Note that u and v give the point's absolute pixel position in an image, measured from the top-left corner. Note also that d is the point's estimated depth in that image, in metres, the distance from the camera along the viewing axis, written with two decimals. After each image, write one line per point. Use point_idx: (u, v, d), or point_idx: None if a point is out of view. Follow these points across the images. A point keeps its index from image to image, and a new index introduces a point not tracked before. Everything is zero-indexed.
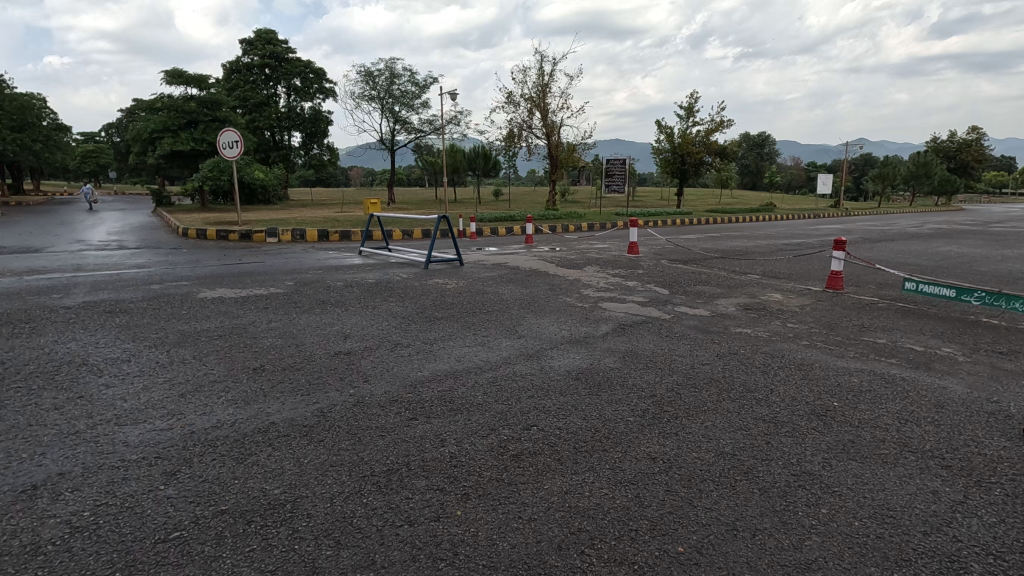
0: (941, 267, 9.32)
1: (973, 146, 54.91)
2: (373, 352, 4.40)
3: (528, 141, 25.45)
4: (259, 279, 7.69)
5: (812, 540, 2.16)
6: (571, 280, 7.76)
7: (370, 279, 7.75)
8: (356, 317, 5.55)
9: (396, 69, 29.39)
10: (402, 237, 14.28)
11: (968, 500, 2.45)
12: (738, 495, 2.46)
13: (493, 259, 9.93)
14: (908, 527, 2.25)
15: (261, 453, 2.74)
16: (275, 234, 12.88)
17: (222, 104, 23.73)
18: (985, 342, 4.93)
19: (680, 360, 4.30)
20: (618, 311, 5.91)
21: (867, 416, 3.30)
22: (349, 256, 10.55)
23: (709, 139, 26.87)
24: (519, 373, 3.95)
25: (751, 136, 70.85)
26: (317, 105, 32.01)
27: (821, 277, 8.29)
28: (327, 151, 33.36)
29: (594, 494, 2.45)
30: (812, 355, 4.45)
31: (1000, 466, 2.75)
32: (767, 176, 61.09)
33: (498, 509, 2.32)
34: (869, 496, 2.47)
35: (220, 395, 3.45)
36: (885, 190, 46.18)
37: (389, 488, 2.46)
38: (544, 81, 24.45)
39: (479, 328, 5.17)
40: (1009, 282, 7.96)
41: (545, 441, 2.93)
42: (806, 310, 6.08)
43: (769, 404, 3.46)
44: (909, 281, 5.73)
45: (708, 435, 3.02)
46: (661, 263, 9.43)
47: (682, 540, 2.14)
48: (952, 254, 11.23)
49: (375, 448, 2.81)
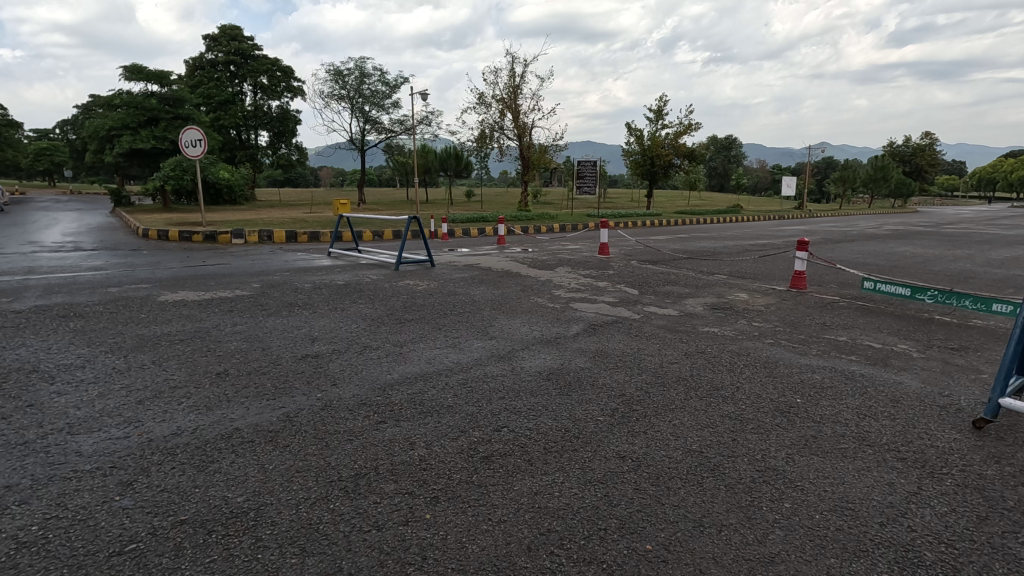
0: (899, 267, 9.66)
1: (927, 150, 57.31)
2: (343, 354, 4.34)
3: (500, 142, 25.47)
4: (223, 280, 7.51)
5: (776, 534, 2.21)
6: (543, 280, 7.82)
7: (339, 281, 7.63)
8: (325, 319, 5.45)
9: (366, 68, 29.08)
10: (373, 237, 14.11)
11: (922, 491, 2.54)
12: (704, 492, 2.50)
13: (464, 261, 9.90)
14: (866, 519, 2.32)
15: (224, 460, 2.67)
16: (241, 235, 12.58)
17: (185, 101, 23.06)
18: (938, 338, 5.13)
19: (649, 359, 4.35)
20: (589, 311, 5.96)
21: (828, 412, 3.39)
22: (317, 257, 10.37)
23: (678, 142, 27.34)
24: (490, 375, 3.94)
25: (718, 140, 72.78)
26: (285, 103, 31.40)
27: (785, 277, 8.49)
28: (295, 151, 32.77)
29: (564, 494, 2.45)
30: (777, 353, 4.56)
31: (951, 458, 2.86)
32: (734, 178, 62.70)
33: (468, 511, 2.31)
34: (830, 490, 2.54)
35: (180, 402, 3.34)
36: (846, 193, 47.75)
37: (357, 493, 2.42)
38: (516, 83, 24.55)
39: (451, 330, 5.15)
40: (962, 282, 8.28)
41: (515, 442, 2.93)
42: (771, 309, 6.22)
43: (734, 401, 3.54)
44: (867, 281, 5.93)
45: (677, 433, 3.07)
46: (632, 263, 9.55)
47: (650, 538, 2.16)
48: (909, 255, 11.65)
49: (342, 452, 2.77)
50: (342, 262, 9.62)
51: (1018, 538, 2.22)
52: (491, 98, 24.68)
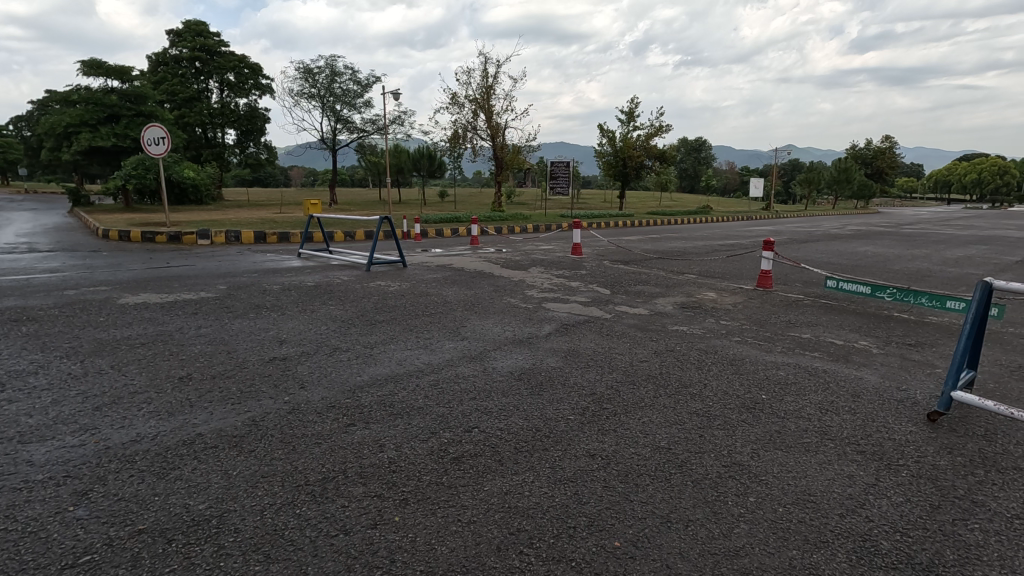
0: (859, 266, 10.00)
1: (887, 153, 59.38)
2: (311, 357, 4.27)
3: (473, 142, 25.41)
4: (187, 282, 7.31)
5: (740, 528, 2.26)
6: (515, 281, 7.84)
7: (309, 282, 7.50)
8: (294, 321, 5.35)
9: (337, 67, 28.68)
10: (344, 238, 13.94)
11: (880, 482, 2.63)
12: (672, 488, 2.54)
13: (437, 261, 9.85)
14: (827, 511, 2.39)
15: (186, 467, 2.60)
16: (207, 236, 12.28)
17: (148, 97, 22.38)
18: (897, 335, 5.31)
19: (620, 358, 4.39)
20: (561, 311, 6.00)
21: (792, 407, 3.48)
22: (286, 257, 10.19)
23: (649, 143, 27.73)
24: (461, 376, 3.92)
25: (688, 142, 74.20)
26: (253, 101, 30.75)
27: (753, 277, 8.67)
28: (264, 150, 32.15)
29: (534, 493, 2.46)
30: (743, 351, 4.67)
31: (907, 449, 2.97)
32: (705, 180, 63.96)
33: (437, 513, 2.30)
34: (793, 483, 2.60)
35: (140, 408, 3.23)
36: (811, 194, 49.12)
37: (325, 497, 2.38)
38: (488, 83, 24.55)
39: (423, 331, 5.12)
40: (920, 280, 8.59)
41: (486, 442, 2.93)
42: (738, 308, 6.37)
43: (702, 398, 3.60)
44: (830, 279, 6.09)
45: (646, 430, 3.11)
46: (604, 263, 9.67)
47: (618, 535, 2.18)
48: (869, 254, 12.07)
49: (310, 457, 2.72)
50: (312, 263, 9.47)
51: (968, 525, 2.31)
52: (464, 98, 24.63)
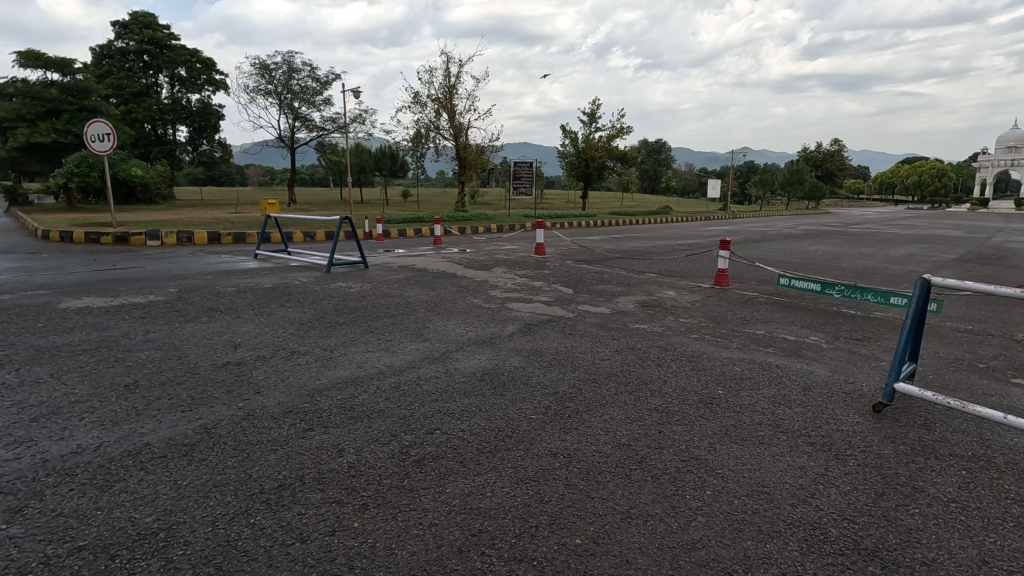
0: (811, 264, 10.38)
1: (836, 156, 61.83)
2: (267, 361, 4.15)
3: (436, 142, 25.23)
4: (134, 285, 7.00)
5: (698, 521, 2.30)
6: (479, 281, 7.82)
7: (265, 284, 7.29)
8: (249, 325, 5.18)
9: (295, 63, 28.00)
10: (304, 238, 13.63)
11: (829, 472, 2.73)
12: (632, 484, 2.58)
13: (399, 262, 9.74)
14: (779, 501, 2.47)
15: (131, 479, 2.48)
16: (157, 237, 11.79)
17: (92, 92, 21.33)
18: (845, 330, 5.54)
19: (581, 357, 4.43)
20: (524, 311, 6.02)
21: (747, 401, 3.59)
22: (242, 259, 9.88)
23: (611, 145, 28.11)
24: (423, 377, 3.88)
25: (648, 144, 75.86)
26: (206, 97, 29.72)
27: (710, 275, 8.89)
28: (218, 147, 31.14)
29: (495, 494, 2.45)
30: (701, 347, 4.78)
31: (854, 440, 3.10)
32: (665, 181, 65.41)
33: (398, 516, 2.26)
34: (748, 476, 2.68)
35: (81, 418, 3.07)
36: (765, 195, 50.70)
37: (280, 505, 2.32)
38: (451, 83, 24.42)
39: (385, 332, 5.04)
40: (866, 277, 8.99)
41: (448, 444, 2.91)
42: (696, 305, 6.52)
43: (661, 394, 3.67)
44: (783, 278, 6.29)
45: (607, 427, 3.15)
46: (567, 263, 9.75)
47: (579, 533, 2.20)
48: (819, 253, 12.55)
49: (265, 464, 2.64)
50: (269, 264, 9.21)
51: (909, 510, 2.43)
52: (427, 97, 24.46)
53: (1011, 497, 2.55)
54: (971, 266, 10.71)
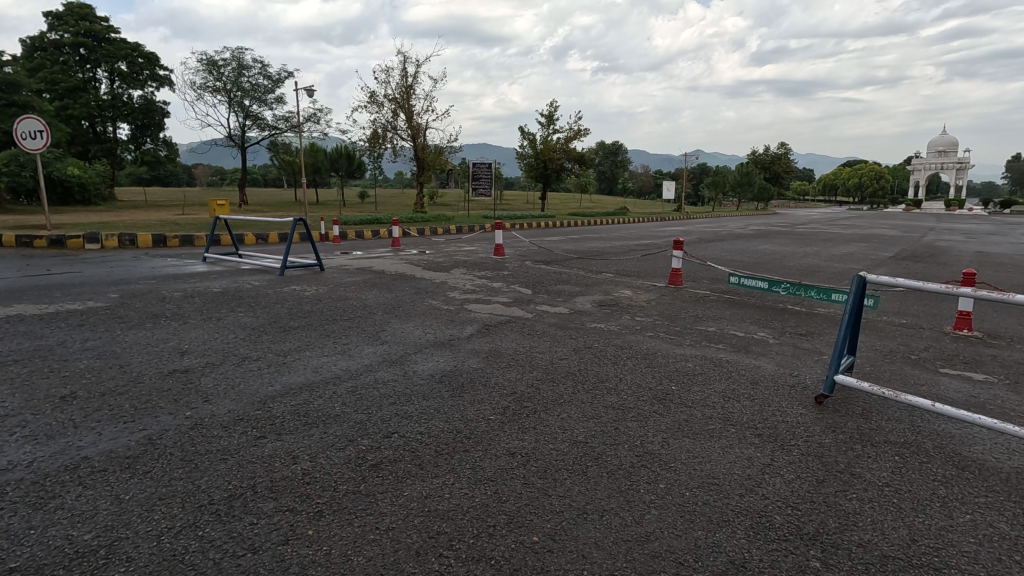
0: (759, 263, 10.82)
1: (783, 159, 64.49)
2: (217, 368, 4.01)
3: (393, 142, 24.94)
4: (71, 291, 6.63)
5: (651, 513, 2.37)
6: (437, 282, 7.78)
7: (214, 288, 7.05)
8: (197, 331, 4.99)
9: (245, 60, 27.14)
10: (256, 240, 13.22)
11: (775, 462, 2.86)
12: (588, 480, 2.63)
13: (356, 264, 9.58)
14: (728, 492, 2.57)
15: (68, 495, 2.36)
16: (96, 239, 11.21)
17: (23, 86, 20.07)
18: (790, 326, 5.79)
19: (540, 357, 4.47)
20: (483, 312, 6.03)
21: (699, 396, 3.71)
22: (190, 262, 9.51)
23: (569, 147, 28.46)
24: (380, 381, 3.83)
25: (606, 146, 77.27)
26: (149, 93, 28.42)
27: (664, 275, 9.12)
28: (163, 146, 29.84)
29: (453, 494, 2.46)
30: (655, 345, 4.91)
31: (798, 430, 3.25)
32: (621, 183, 66.80)
33: (354, 522, 2.24)
34: (698, 468, 2.77)
35: (12, 433, 2.89)
36: (717, 196, 52.43)
37: (231, 515, 2.25)
38: (408, 83, 24.21)
39: (341, 336, 4.95)
40: (810, 275, 9.41)
41: (406, 447, 2.88)
42: (651, 304, 6.69)
43: (617, 392, 3.75)
44: (733, 276, 6.52)
45: (564, 426, 3.20)
46: (526, 264, 9.83)
47: (536, 530, 2.23)
48: (767, 252, 13.09)
49: (214, 474, 2.56)
50: (219, 268, 8.90)
51: (847, 495, 2.57)
52: (383, 97, 24.18)
53: (938, 479, 2.74)
54: (906, 263, 11.36)
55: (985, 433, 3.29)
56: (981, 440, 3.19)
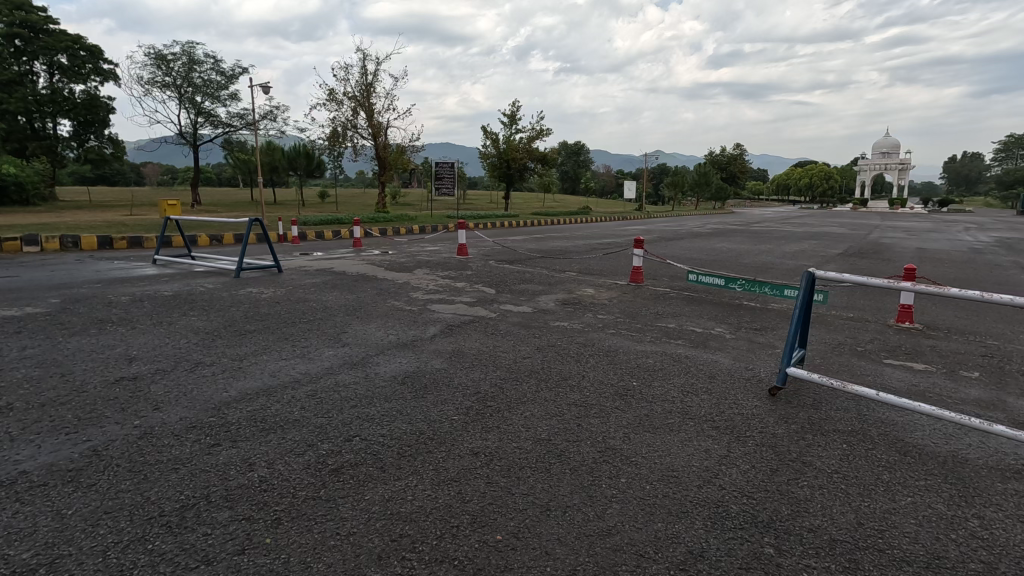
0: (716, 261, 11.13)
1: (738, 159, 66.43)
2: (167, 374, 3.85)
3: (353, 141, 24.53)
4: (7, 296, 6.26)
5: (613, 508, 2.41)
6: (400, 283, 7.70)
7: (165, 291, 6.77)
8: (147, 336, 4.79)
9: (196, 54, 26.19)
10: (210, 241, 12.77)
11: (731, 453, 2.94)
12: (552, 477, 2.65)
13: (316, 265, 9.38)
14: (687, 484, 2.63)
15: (3, 512, 2.22)
16: (35, 241, 10.60)
17: None
18: (745, 321, 5.98)
19: (503, 356, 4.48)
20: (447, 312, 6.00)
21: (659, 391, 3.79)
22: (138, 265, 9.11)
23: (531, 146, 28.58)
24: (341, 384, 3.76)
25: (568, 146, 78.01)
26: (92, 88, 27.08)
27: (626, 273, 9.26)
28: (109, 143, 28.51)
29: (416, 496, 2.43)
30: (617, 342, 4.99)
31: (753, 422, 3.36)
32: (584, 182, 67.53)
33: (313, 528, 2.19)
34: (658, 461, 2.83)
35: None
36: (676, 196, 53.57)
37: (183, 526, 2.17)
38: (368, 81, 23.84)
39: (300, 338, 4.83)
40: (764, 272, 9.73)
41: (368, 450, 2.84)
42: (613, 302, 6.78)
43: (580, 389, 3.79)
44: (691, 273, 6.68)
45: (527, 423, 3.22)
46: (489, 263, 9.83)
47: (500, 529, 2.24)
48: (724, 250, 13.48)
49: (165, 484, 2.46)
50: (170, 270, 8.56)
51: (799, 483, 2.67)
52: (342, 95, 23.74)
53: (882, 464, 2.87)
54: (853, 260, 11.86)
55: (924, 419, 3.48)
56: (921, 426, 3.36)
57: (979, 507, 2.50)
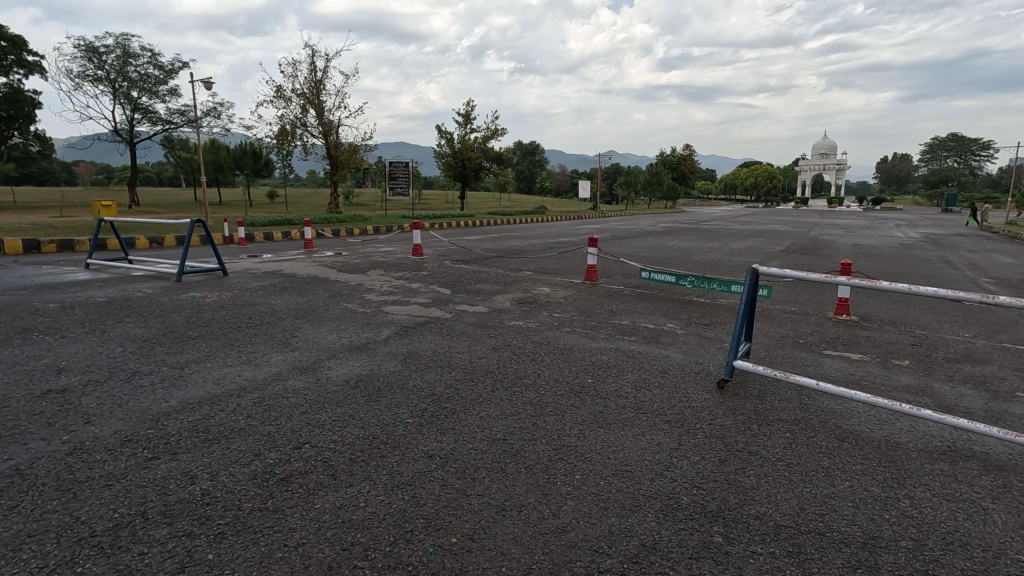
0: (668, 258, 11.40)
1: (688, 159, 68.40)
2: (100, 387, 3.62)
3: (303, 140, 23.86)
4: None
5: (567, 505, 2.42)
6: (353, 285, 7.53)
7: (98, 297, 6.39)
8: (77, 345, 4.51)
9: (131, 47, 24.85)
10: (149, 244, 12.16)
11: (681, 446, 3.02)
12: (507, 476, 2.64)
13: (264, 267, 9.06)
14: (640, 477, 2.68)
15: None
16: None
17: None
18: (695, 317, 6.15)
19: (459, 357, 4.44)
20: (401, 313, 5.91)
21: (613, 387, 3.85)
22: (69, 269, 8.57)
23: (486, 146, 28.54)
24: (290, 390, 3.64)
25: (524, 145, 78.41)
26: (15, 81, 25.26)
27: (581, 271, 9.36)
28: (35, 140, 26.73)
29: (369, 503, 2.38)
30: (572, 340, 5.03)
31: (702, 414, 3.46)
32: (539, 182, 67.97)
33: (260, 541, 2.11)
34: (612, 457, 2.87)
35: None
36: (629, 195, 54.61)
37: (117, 547, 2.05)
38: (317, 78, 23.22)
39: (247, 344, 4.65)
40: (713, 268, 10.03)
41: (319, 458, 2.76)
42: (568, 301, 6.85)
43: (536, 387, 3.81)
44: (644, 271, 6.80)
45: (483, 424, 3.20)
46: (445, 264, 9.73)
47: (455, 531, 2.21)
48: (675, 248, 13.83)
49: (97, 503, 2.31)
50: (104, 275, 8.10)
51: (745, 472, 2.77)
52: (291, 92, 23.05)
53: (822, 451, 3.01)
54: (795, 256, 12.37)
55: (859, 406, 3.67)
56: (857, 413, 3.55)
57: (910, 488, 2.66)
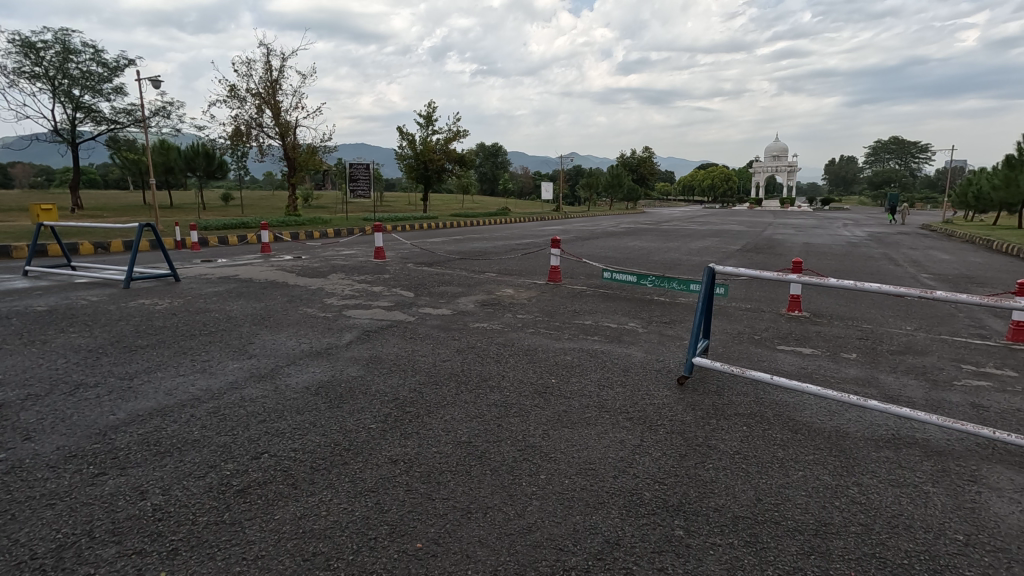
0: (629, 258, 11.60)
1: (647, 162, 69.76)
2: (40, 401, 3.42)
3: (259, 141, 23.22)
4: None
5: (533, 505, 2.43)
6: (312, 289, 7.37)
7: (38, 306, 6.06)
8: (14, 358, 4.25)
9: (71, 43, 23.61)
10: (93, 250, 11.62)
11: (644, 443, 3.07)
12: (472, 479, 2.64)
13: (219, 272, 8.78)
14: (603, 475, 2.71)
15: None
16: None
17: None
18: (656, 315, 6.27)
19: (423, 360, 4.41)
20: (363, 317, 5.82)
21: (576, 387, 3.89)
22: (5, 278, 8.08)
23: (448, 147, 28.41)
24: (247, 399, 3.53)
25: (486, 147, 78.48)
26: None
27: (544, 272, 9.42)
28: None
29: (331, 511, 2.33)
30: (536, 340, 5.06)
31: (663, 411, 3.53)
32: (502, 183, 68.11)
33: (216, 556, 2.04)
34: (576, 456, 2.90)
35: None
36: (591, 196, 55.19)
37: (60, 570, 1.94)
38: (273, 77, 22.60)
39: (200, 352, 4.49)
40: (673, 268, 10.25)
41: (278, 467, 2.69)
42: (531, 301, 6.89)
43: (500, 389, 3.81)
44: (606, 271, 6.89)
45: (448, 428, 3.18)
46: (408, 266, 9.64)
47: (420, 536, 2.19)
48: (636, 248, 14.09)
49: (38, 523, 2.19)
50: (44, 282, 7.67)
51: (705, 466, 2.84)
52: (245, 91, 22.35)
53: (777, 443, 3.12)
54: (751, 255, 12.79)
55: (811, 399, 3.81)
56: (809, 405, 3.70)
57: (858, 475, 2.78)
